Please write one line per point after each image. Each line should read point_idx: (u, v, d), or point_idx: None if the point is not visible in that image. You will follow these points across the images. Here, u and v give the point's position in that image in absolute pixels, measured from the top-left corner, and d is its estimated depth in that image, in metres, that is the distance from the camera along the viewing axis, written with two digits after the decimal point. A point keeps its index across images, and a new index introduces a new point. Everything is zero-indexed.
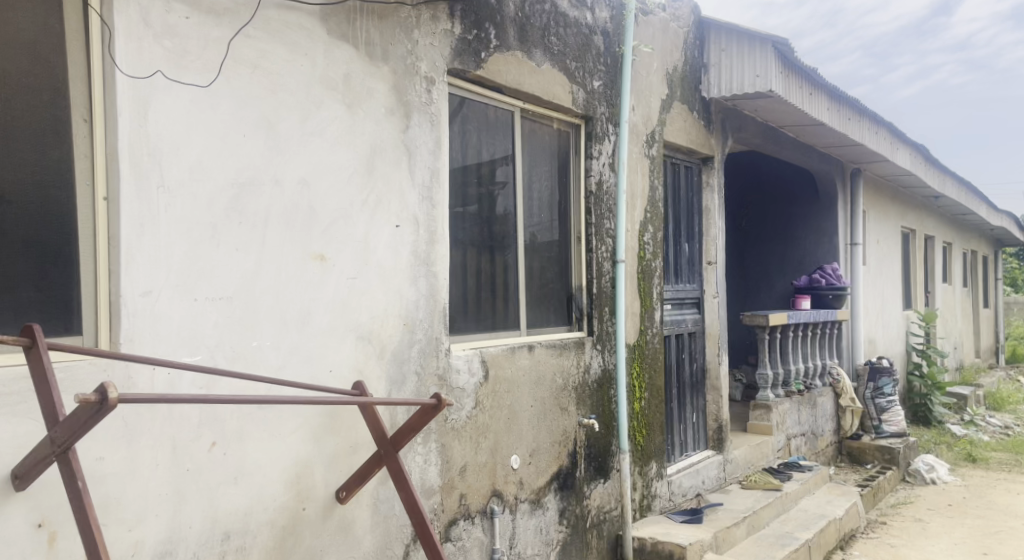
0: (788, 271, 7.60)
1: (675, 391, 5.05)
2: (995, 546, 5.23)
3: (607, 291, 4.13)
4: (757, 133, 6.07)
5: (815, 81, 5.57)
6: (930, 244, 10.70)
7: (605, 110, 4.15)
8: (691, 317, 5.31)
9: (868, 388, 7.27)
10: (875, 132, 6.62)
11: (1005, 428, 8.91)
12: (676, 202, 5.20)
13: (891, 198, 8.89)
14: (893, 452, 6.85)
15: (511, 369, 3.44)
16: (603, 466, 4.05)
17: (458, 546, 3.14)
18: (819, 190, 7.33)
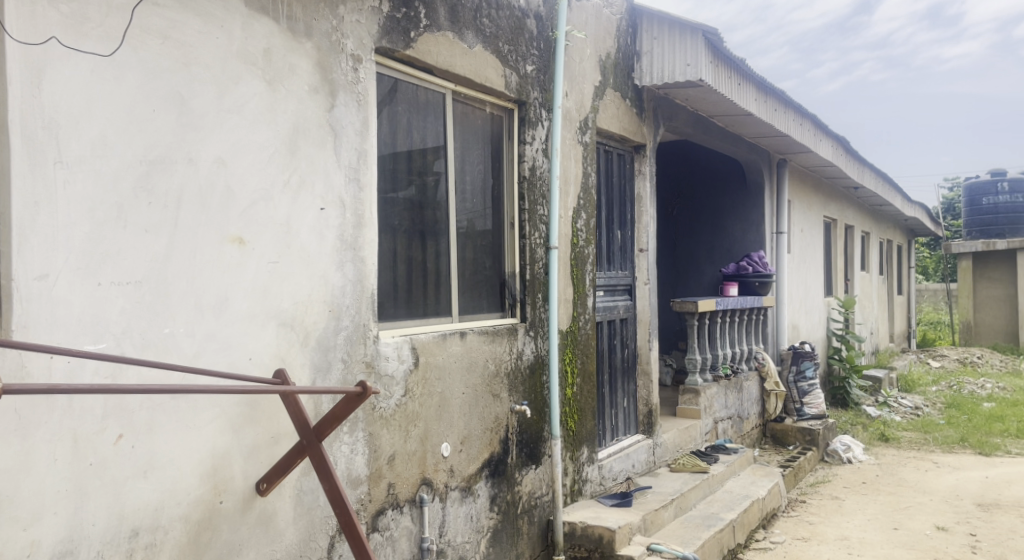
0: (717, 259, 7.76)
1: (607, 377, 5.10)
2: (905, 521, 5.47)
3: (540, 277, 4.12)
4: (687, 122, 6.15)
5: (743, 72, 5.68)
6: (850, 233, 11.11)
7: (538, 95, 4.13)
8: (623, 303, 5.35)
9: (792, 372, 7.52)
10: (800, 124, 6.80)
11: (915, 408, 9.36)
12: (609, 188, 5.23)
13: (814, 187, 9.18)
14: (813, 433, 7.10)
15: (441, 356, 3.40)
16: (535, 451, 4.05)
17: (386, 537, 3.09)
18: (747, 179, 7.50)
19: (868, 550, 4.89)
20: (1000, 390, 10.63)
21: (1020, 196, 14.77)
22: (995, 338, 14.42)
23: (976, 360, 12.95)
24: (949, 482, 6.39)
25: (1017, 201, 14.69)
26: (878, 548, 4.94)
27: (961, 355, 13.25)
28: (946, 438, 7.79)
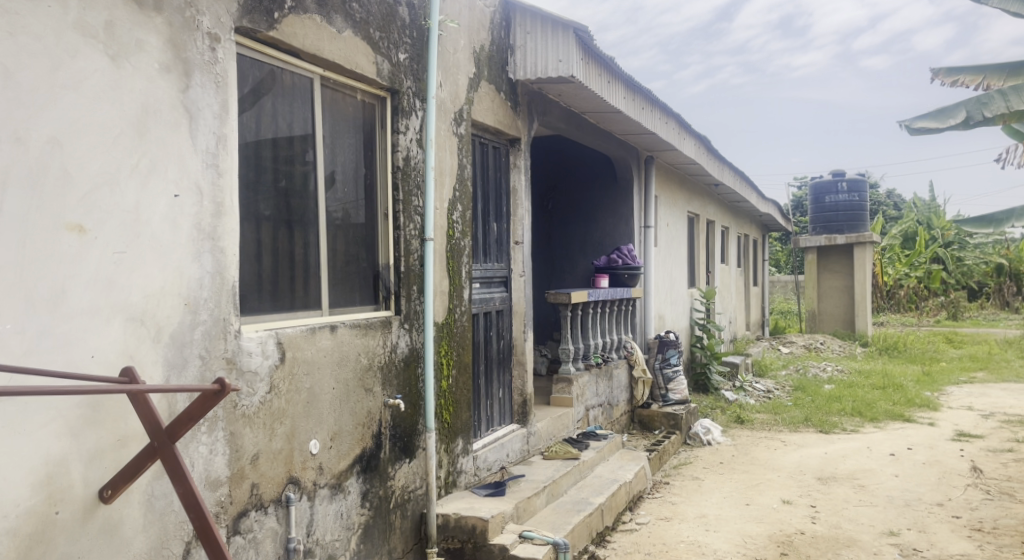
0: (589, 251, 7.99)
1: (482, 367, 5.12)
2: (757, 496, 5.86)
3: (415, 270, 4.08)
4: (561, 117, 6.27)
5: (612, 69, 5.85)
6: (711, 228, 11.73)
7: (411, 84, 4.06)
8: (499, 295, 5.38)
9: (658, 359, 7.88)
10: (665, 122, 7.08)
11: (768, 391, 10.03)
12: (484, 180, 5.24)
13: (679, 183, 9.59)
14: (677, 417, 7.42)
15: (310, 350, 3.30)
16: (409, 445, 4.01)
17: (248, 539, 2.97)
18: (617, 174, 7.75)
19: (723, 526, 5.20)
20: (839, 373, 11.56)
21: (857, 195, 16.06)
22: (836, 325, 15.67)
23: (819, 345, 14.03)
24: (795, 459, 6.90)
25: (855, 199, 15.95)
26: (732, 523, 5.26)
27: (806, 341, 14.31)
28: (792, 418, 8.39)
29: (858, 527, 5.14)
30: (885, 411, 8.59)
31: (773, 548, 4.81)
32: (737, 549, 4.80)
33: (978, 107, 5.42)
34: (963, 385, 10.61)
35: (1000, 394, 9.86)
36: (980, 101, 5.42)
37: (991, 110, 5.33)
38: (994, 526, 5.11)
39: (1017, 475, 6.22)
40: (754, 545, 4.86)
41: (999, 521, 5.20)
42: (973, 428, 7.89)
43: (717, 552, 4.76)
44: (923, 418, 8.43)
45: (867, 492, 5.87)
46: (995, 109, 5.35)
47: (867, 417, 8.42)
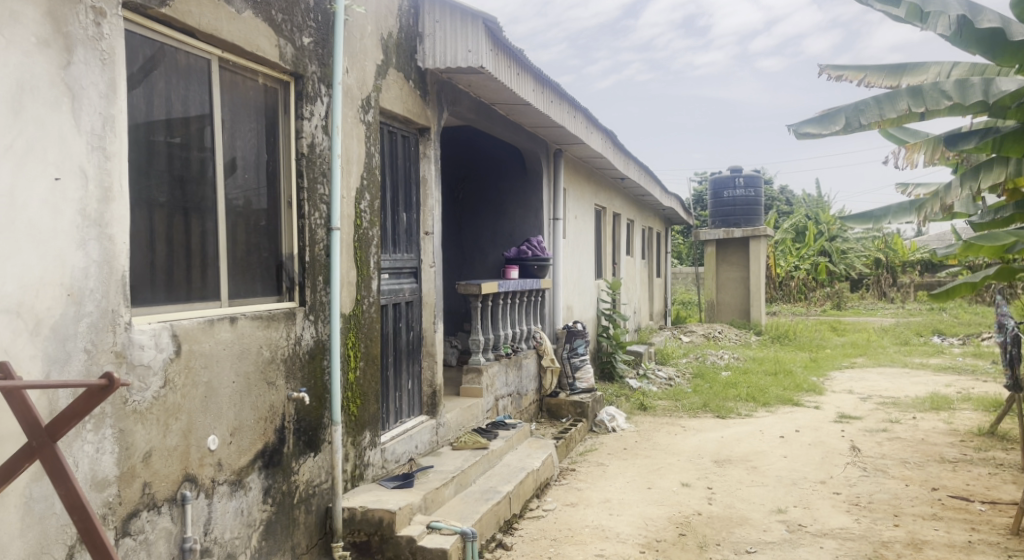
0: (499, 243, 8.02)
1: (391, 359, 5.07)
2: (658, 480, 6.05)
3: (321, 260, 3.99)
4: (471, 107, 6.25)
5: (521, 61, 5.87)
6: (618, 220, 11.99)
7: (316, 69, 3.95)
8: (408, 286, 5.33)
9: (566, 349, 7.95)
10: (573, 116, 7.17)
11: (669, 378, 10.36)
12: (393, 170, 5.17)
13: (587, 177, 9.74)
14: (583, 405, 7.59)
15: (208, 343, 3.17)
16: (314, 439, 3.92)
17: (139, 541, 2.84)
18: (527, 165, 7.79)
19: (626, 510, 5.35)
20: (735, 360, 12.08)
21: (752, 190, 16.74)
22: (732, 315, 16.35)
23: (716, 334, 14.60)
24: (694, 443, 7.16)
25: (751, 195, 16.64)
26: (635, 507, 5.42)
27: (705, 330, 14.87)
28: (692, 404, 8.70)
29: (750, 506, 5.39)
30: (776, 396, 9.04)
31: (672, 529, 4.98)
32: (639, 531, 4.95)
33: (856, 114, 5.04)
34: (845, 370, 11.30)
35: (878, 378, 10.55)
36: (860, 106, 5.03)
37: (865, 120, 4.97)
38: (870, 501, 5.46)
39: (890, 453, 6.67)
40: (655, 527, 5.02)
41: (874, 496, 5.56)
42: (853, 410, 8.41)
43: (619, 535, 4.89)
44: (809, 402, 8.92)
45: (759, 473, 6.16)
46: (871, 118, 4.97)
47: (760, 402, 8.83)
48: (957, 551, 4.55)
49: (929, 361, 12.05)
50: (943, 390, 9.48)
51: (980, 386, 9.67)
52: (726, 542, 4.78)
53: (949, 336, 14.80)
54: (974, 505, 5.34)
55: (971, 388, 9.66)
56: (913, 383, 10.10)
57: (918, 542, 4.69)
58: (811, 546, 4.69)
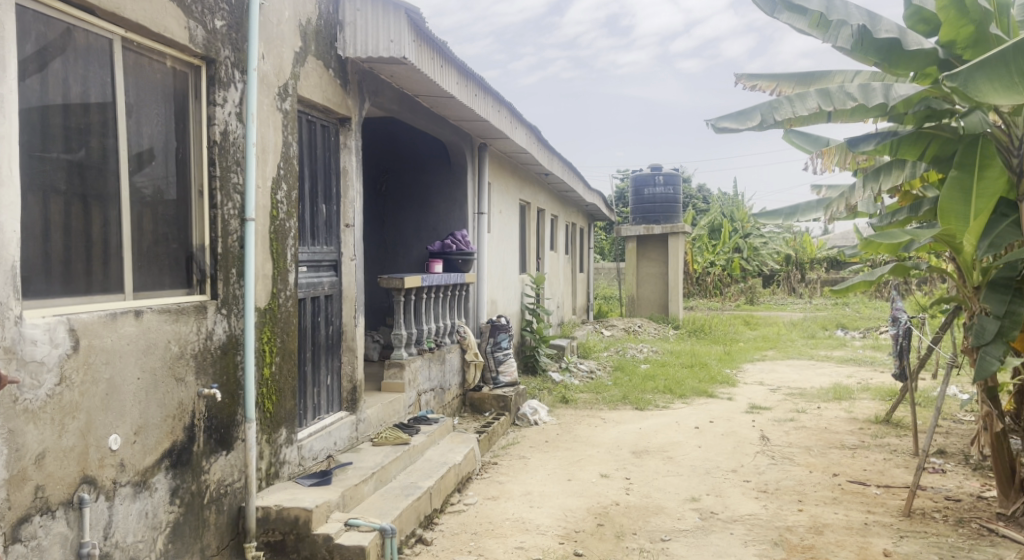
0: (422, 237, 7.95)
1: (309, 354, 4.96)
2: (578, 472, 6.13)
3: (235, 251, 3.85)
4: (394, 98, 6.15)
5: (444, 53, 5.81)
6: (542, 215, 12.06)
7: (229, 54, 3.79)
8: (328, 279, 5.21)
9: (489, 342, 7.98)
10: (497, 110, 7.16)
11: (591, 371, 10.51)
12: (312, 160, 5.04)
13: (511, 171, 9.75)
14: (506, 399, 7.61)
15: (109, 338, 3.03)
16: (226, 437, 3.78)
17: (31, 547, 2.70)
18: (451, 159, 7.73)
19: (546, 501, 5.40)
20: (653, 353, 12.36)
21: (671, 187, 17.11)
22: (651, 309, 16.72)
23: (636, 328, 14.90)
24: (614, 434, 7.29)
25: (670, 192, 17.01)
26: (555, 498, 5.48)
27: (626, 324, 15.15)
28: (612, 396, 8.85)
29: (666, 496, 5.53)
30: (691, 388, 9.29)
31: (591, 519, 5.06)
32: (558, 523, 5.00)
33: (770, 111, 5.19)
34: (756, 363, 11.73)
35: (787, 370, 10.98)
36: (774, 104, 5.18)
37: (779, 114, 5.10)
38: (776, 487, 5.69)
39: (796, 441, 6.96)
40: (574, 518, 5.08)
41: (780, 482, 5.79)
42: (763, 401, 8.73)
43: (539, 527, 4.93)
44: (723, 393, 9.21)
45: (674, 463, 6.32)
46: (784, 114, 5.10)
47: (676, 394, 9.07)
48: (854, 532, 4.78)
49: (833, 353, 12.65)
50: (845, 381, 9.95)
51: (879, 377, 10.20)
52: (642, 531, 4.88)
53: (851, 329, 15.57)
54: (871, 489, 5.62)
55: (870, 379, 10.18)
56: (818, 374, 10.57)
57: (820, 525, 4.91)
58: (722, 532, 4.84)
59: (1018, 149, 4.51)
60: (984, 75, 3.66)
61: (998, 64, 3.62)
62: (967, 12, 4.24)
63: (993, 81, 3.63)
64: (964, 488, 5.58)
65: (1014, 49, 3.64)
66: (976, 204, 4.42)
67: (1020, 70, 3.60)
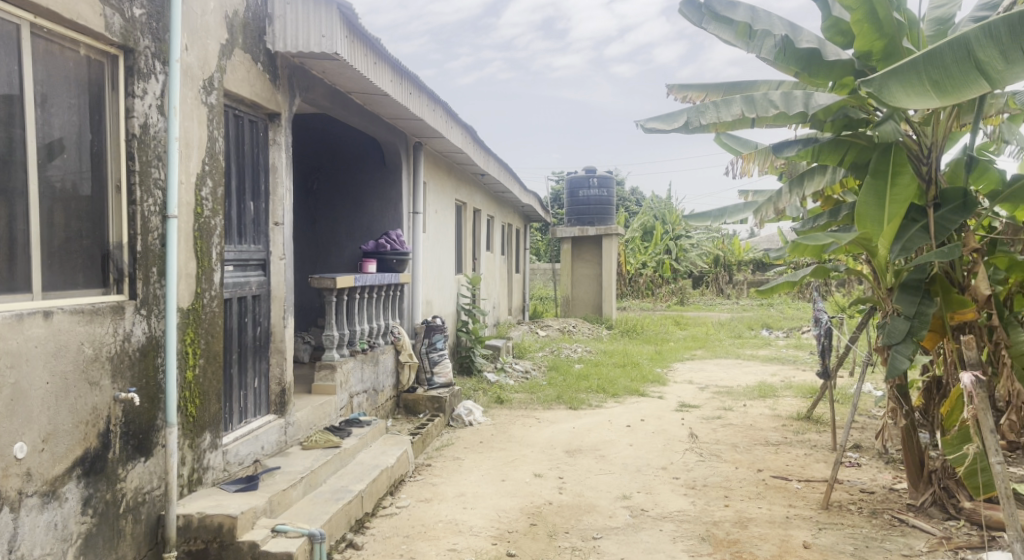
0: (355, 236, 7.81)
1: (235, 355, 4.82)
2: (512, 472, 6.12)
3: (155, 249, 3.70)
4: (326, 95, 6.03)
5: (378, 49, 5.72)
6: (478, 216, 12.03)
7: (149, 43, 3.63)
8: (255, 279, 5.06)
9: (424, 343, 7.92)
10: (433, 109, 7.10)
11: (526, 371, 10.54)
12: (239, 156, 4.89)
13: (447, 171, 9.69)
14: (441, 400, 7.55)
15: (14, 340, 2.92)
16: (144, 443, 3.63)
17: None
18: (385, 157, 7.60)
19: (480, 502, 5.37)
20: (587, 353, 12.49)
21: (605, 190, 17.32)
22: (586, 310, 16.89)
23: (571, 329, 15.03)
24: (547, 434, 7.32)
25: (604, 194, 17.22)
26: (488, 499, 5.46)
27: (561, 325, 15.26)
28: (546, 396, 8.89)
29: (598, 494, 5.58)
30: (624, 388, 9.42)
31: (524, 520, 5.06)
32: (491, 523, 4.99)
33: (696, 114, 5.33)
34: (686, 362, 11.99)
35: (715, 369, 11.25)
36: (700, 107, 5.33)
37: (704, 119, 5.26)
38: (704, 483, 5.81)
39: (724, 438, 7.13)
40: (507, 518, 5.08)
41: (708, 479, 5.92)
42: (693, 400, 8.92)
43: (472, 528, 4.91)
44: (654, 392, 9.38)
45: (606, 461, 6.39)
46: (709, 118, 5.27)
47: (609, 393, 9.18)
48: (776, 525, 4.92)
49: (758, 352, 13.04)
50: (770, 379, 10.26)
51: (801, 376, 10.55)
52: (574, 529, 4.92)
53: (775, 329, 16.08)
54: (793, 484, 5.80)
55: (794, 377, 10.52)
56: (744, 373, 10.88)
57: (745, 520, 5.03)
58: (652, 529, 4.91)
59: (928, 157, 4.80)
60: (899, 82, 3.82)
61: (911, 74, 3.77)
62: (881, 26, 4.43)
63: (907, 90, 3.79)
64: (878, 480, 5.82)
65: (925, 59, 3.78)
66: (890, 208, 4.65)
67: (930, 80, 3.74)
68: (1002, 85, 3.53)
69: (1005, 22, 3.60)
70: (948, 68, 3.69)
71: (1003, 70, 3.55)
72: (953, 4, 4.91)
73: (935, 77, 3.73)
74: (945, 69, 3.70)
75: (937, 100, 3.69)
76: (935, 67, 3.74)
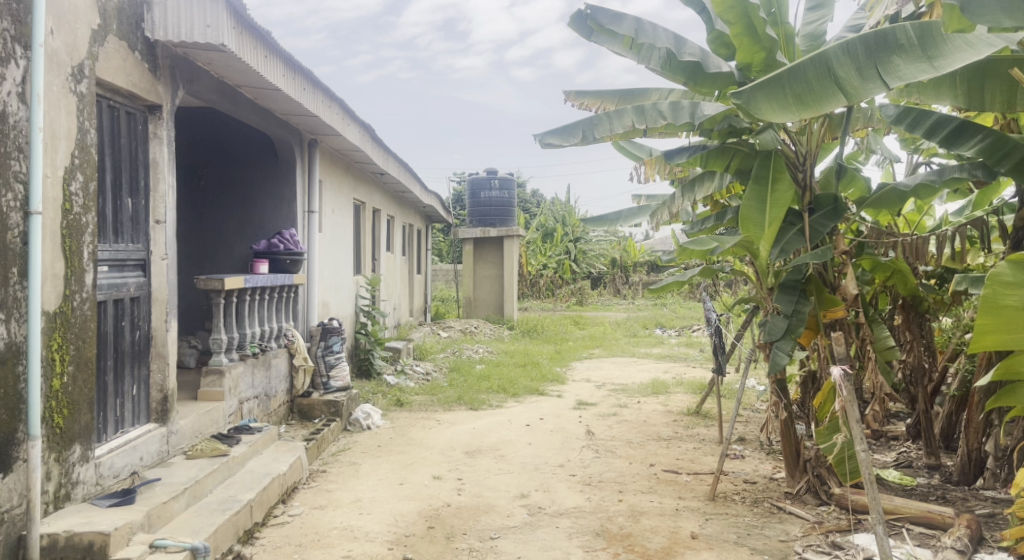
0: (246, 235, 7.51)
1: (110, 362, 4.53)
2: (409, 475, 6.04)
3: (16, 248, 3.44)
4: (212, 87, 5.76)
5: (268, 43, 5.51)
6: (377, 216, 11.83)
7: (8, 26, 3.37)
8: (133, 280, 4.76)
9: (320, 346, 7.71)
10: (328, 106, 6.91)
11: (426, 373, 10.44)
12: (114, 150, 4.60)
13: (344, 170, 9.47)
14: (337, 404, 7.35)
15: None
16: (3, 458, 3.36)
17: None
18: (278, 154, 7.37)
19: (377, 507, 5.27)
20: (489, 353, 12.53)
21: (506, 191, 17.42)
22: (487, 311, 16.93)
23: (473, 330, 15.02)
24: (448, 436, 7.26)
25: (505, 196, 17.32)
26: (385, 504, 5.36)
27: (462, 326, 15.23)
28: (446, 398, 8.84)
29: (496, 494, 5.58)
30: (524, 387, 9.49)
31: (422, 523, 4.99)
32: (388, 528, 4.90)
33: (591, 127, 5.43)
34: (584, 360, 12.23)
35: (611, 367, 11.53)
36: (593, 120, 5.41)
37: (598, 132, 5.36)
38: (600, 480, 5.91)
39: (619, 435, 7.28)
40: (404, 522, 5.00)
41: (604, 475, 6.04)
42: (590, 398, 9.09)
43: (368, 534, 4.81)
44: (553, 391, 9.49)
45: (505, 461, 6.41)
46: (603, 132, 5.37)
47: (509, 393, 9.21)
48: (667, 518, 5.07)
49: (652, 350, 13.45)
50: (662, 377, 10.60)
51: (692, 372, 10.95)
52: (472, 530, 4.90)
53: (669, 328, 16.64)
54: (683, 477, 5.99)
55: (685, 373, 10.92)
56: (639, 370, 11.21)
57: (638, 513, 5.15)
58: (548, 526, 4.95)
59: (803, 165, 5.06)
60: (766, 93, 3.96)
61: (774, 87, 3.94)
62: (759, 40, 4.63)
63: (772, 103, 3.95)
64: (760, 471, 6.10)
65: (788, 74, 3.96)
66: (770, 213, 4.82)
67: (793, 93, 3.93)
68: (858, 99, 3.77)
69: (857, 43, 3.90)
70: (810, 83, 3.91)
71: (857, 85, 3.81)
72: (822, 20, 5.20)
73: (797, 90, 3.92)
74: (807, 83, 3.91)
75: (798, 113, 3.88)
76: (797, 81, 3.94)
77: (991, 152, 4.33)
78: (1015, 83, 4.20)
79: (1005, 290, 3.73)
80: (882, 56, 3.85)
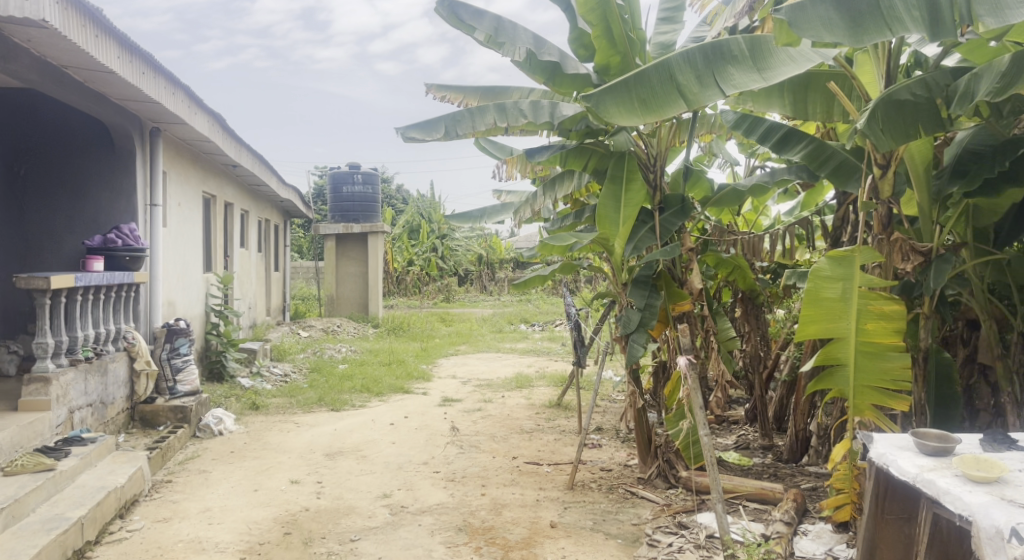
0: (77, 230, 6.91)
1: None
2: (264, 481, 5.79)
3: None
4: (32, 67, 5.25)
5: (99, 22, 5.08)
6: (230, 210, 11.24)
7: None
8: None
9: (165, 349, 7.21)
10: (170, 93, 6.47)
11: (285, 375, 10.05)
12: None
13: (192, 161, 8.92)
14: (185, 410, 6.92)
15: None
16: None
17: None
18: (114, 143, 6.83)
19: (227, 516, 5.01)
20: (352, 352, 12.25)
21: (370, 187, 17.09)
22: (351, 309, 16.55)
23: (335, 328, 14.64)
24: (307, 438, 7.02)
25: (368, 191, 16.98)
26: (237, 512, 5.10)
27: (324, 325, 14.81)
28: (306, 399, 8.54)
29: (357, 495, 5.46)
30: (388, 386, 9.34)
31: (277, 529, 4.80)
32: (239, 537, 4.67)
33: (453, 124, 5.39)
34: (449, 357, 12.21)
35: (477, 363, 11.58)
36: (456, 116, 5.39)
37: (459, 129, 5.33)
38: (463, 475, 5.92)
39: (482, 430, 7.33)
40: (258, 530, 4.78)
41: (466, 470, 6.05)
42: (454, 394, 9.09)
43: (217, 544, 4.56)
44: (417, 389, 9.41)
45: (367, 462, 6.28)
46: (464, 129, 5.34)
47: (373, 392, 9.04)
48: (527, 509, 5.15)
49: (517, 345, 13.64)
50: (526, 371, 10.78)
51: (554, 366, 11.20)
52: (331, 534, 4.76)
53: (532, 323, 16.92)
54: (544, 468, 6.11)
55: (548, 367, 11.15)
56: (504, 365, 11.33)
57: (499, 506, 5.20)
58: (410, 525, 4.89)
59: (654, 165, 5.26)
60: (614, 97, 4.09)
61: (622, 91, 4.08)
62: (614, 44, 4.80)
63: (619, 106, 4.08)
64: (615, 458, 6.33)
65: (634, 79, 4.12)
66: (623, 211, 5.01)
67: (639, 98, 4.09)
68: (697, 105, 3.98)
69: (696, 52, 4.11)
70: (654, 88, 4.08)
71: (697, 92, 4.02)
72: (674, 32, 5.45)
73: (642, 95, 4.09)
74: (651, 89, 4.08)
75: (643, 117, 4.04)
76: (642, 87, 4.10)
77: (814, 157, 4.68)
78: (832, 95, 4.61)
79: (826, 283, 4.10)
80: (719, 65, 4.08)
